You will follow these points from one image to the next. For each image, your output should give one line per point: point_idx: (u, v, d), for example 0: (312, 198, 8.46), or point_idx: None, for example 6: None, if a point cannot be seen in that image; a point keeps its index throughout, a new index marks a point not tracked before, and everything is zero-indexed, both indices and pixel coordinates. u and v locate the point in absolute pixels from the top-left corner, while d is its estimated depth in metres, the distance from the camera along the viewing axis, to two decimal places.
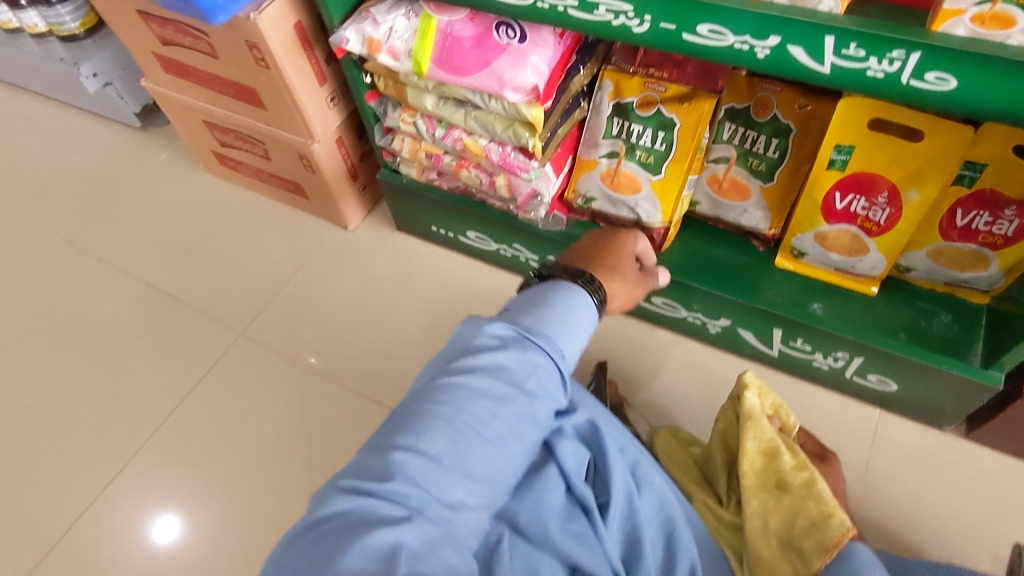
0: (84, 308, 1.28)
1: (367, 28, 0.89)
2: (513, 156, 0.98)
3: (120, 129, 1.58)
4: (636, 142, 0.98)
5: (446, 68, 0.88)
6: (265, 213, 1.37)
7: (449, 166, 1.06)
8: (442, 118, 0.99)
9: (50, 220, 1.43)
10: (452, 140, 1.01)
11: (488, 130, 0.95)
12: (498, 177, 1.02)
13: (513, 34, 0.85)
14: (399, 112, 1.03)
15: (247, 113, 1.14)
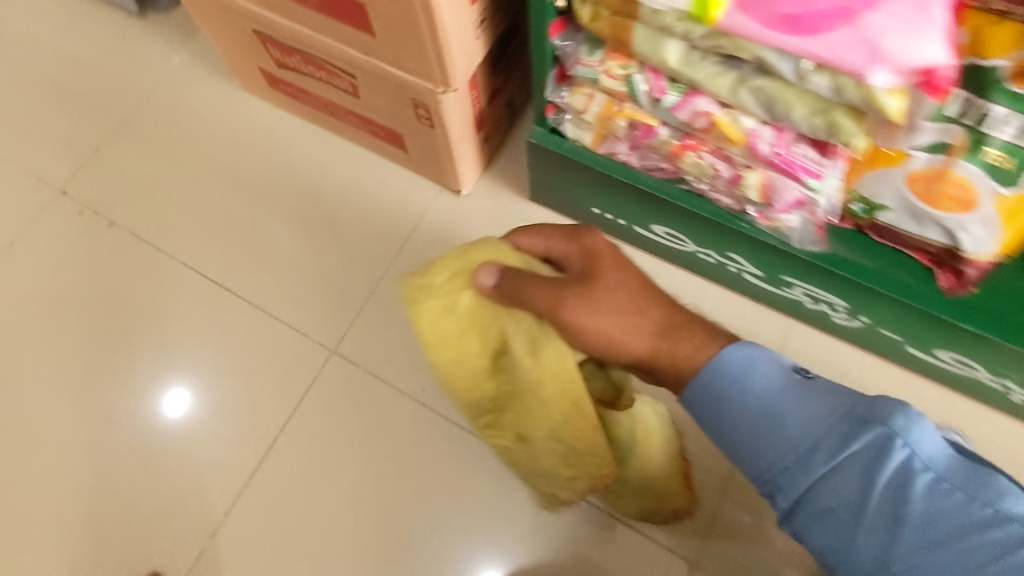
0: (104, 298, 0.94)
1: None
2: (796, 151, 0.62)
3: (109, 12, 1.12)
4: (993, 136, 0.58)
5: (758, 11, 0.49)
6: (338, 163, 1.00)
7: (664, 145, 0.69)
8: (686, 80, 0.60)
9: (30, 155, 1.03)
10: (690, 114, 0.63)
11: (773, 111, 0.58)
12: (751, 173, 0.66)
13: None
14: (605, 58, 0.64)
15: (335, 33, 0.73)
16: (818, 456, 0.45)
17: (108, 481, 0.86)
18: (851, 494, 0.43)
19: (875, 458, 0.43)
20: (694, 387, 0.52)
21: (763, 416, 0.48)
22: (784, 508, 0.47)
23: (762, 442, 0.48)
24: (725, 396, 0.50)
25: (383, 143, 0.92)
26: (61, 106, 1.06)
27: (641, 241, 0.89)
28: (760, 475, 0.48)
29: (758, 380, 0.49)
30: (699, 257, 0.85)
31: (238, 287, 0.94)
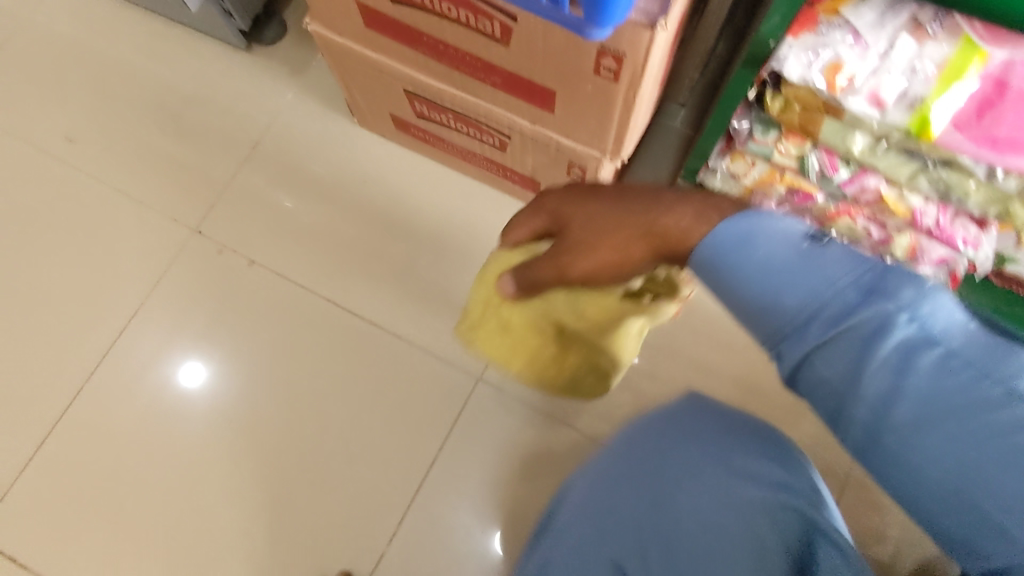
0: (255, 333, 1.01)
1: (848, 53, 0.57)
2: (956, 227, 0.69)
3: (216, 45, 1.13)
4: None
5: (975, 128, 0.55)
6: (462, 197, 1.05)
7: (820, 209, 0.76)
8: (863, 164, 0.67)
9: (160, 196, 1.07)
10: (859, 189, 0.70)
11: (947, 196, 0.65)
12: (902, 236, 0.74)
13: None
14: (780, 138, 0.69)
15: (504, 104, 0.77)
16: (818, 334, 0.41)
17: (279, 504, 0.94)
18: (847, 374, 0.40)
19: (904, 341, 0.39)
20: (698, 258, 0.47)
21: (731, 290, 0.45)
22: (785, 360, 0.43)
23: (787, 294, 0.42)
24: (734, 268, 0.45)
25: (515, 183, 0.98)
26: (183, 143, 1.09)
27: None
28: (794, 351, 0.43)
29: (760, 255, 0.44)
30: None
31: (378, 317, 1.01)
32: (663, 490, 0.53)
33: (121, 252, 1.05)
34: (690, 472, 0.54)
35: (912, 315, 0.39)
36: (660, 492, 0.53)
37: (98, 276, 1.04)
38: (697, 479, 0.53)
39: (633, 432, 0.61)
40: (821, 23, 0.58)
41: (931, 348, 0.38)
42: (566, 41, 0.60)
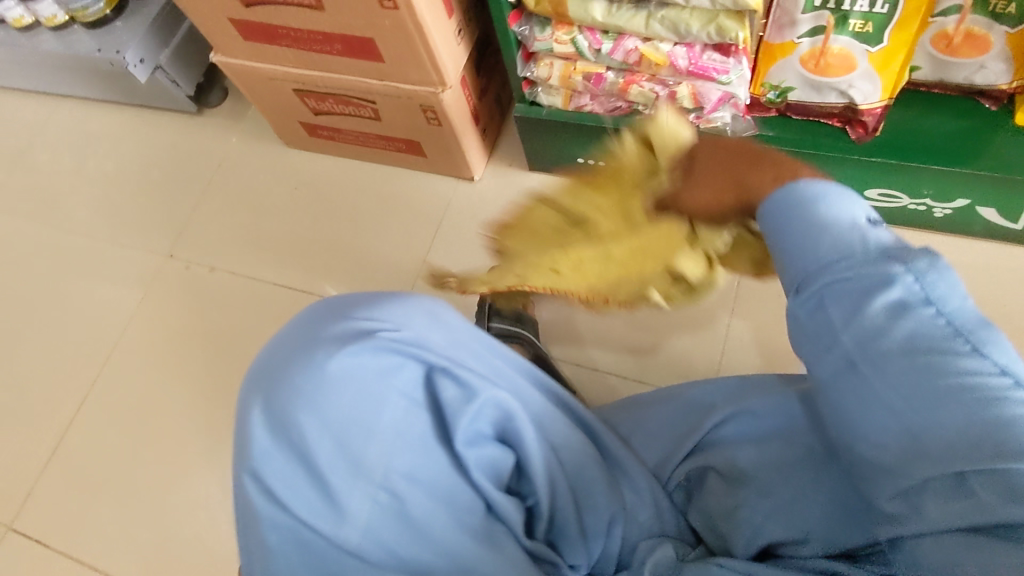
0: (219, 321, 1.20)
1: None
2: (706, 57, 0.83)
3: (175, 116, 1.42)
4: (852, 10, 0.81)
5: None
6: (374, 182, 1.26)
7: (613, 85, 0.91)
8: (613, 29, 0.83)
9: (139, 235, 1.31)
10: (624, 53, 0.86)
11: (679, 32, 0.80)
12: (680, 87, 0.88)
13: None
14: (553, 30, 0.87)
15: (354, 68, 0.98)
16: (837, 267, 0.48)
17: None
18: (849, 309, 0.47)
19: (893, 313, 0.45)
20: (776, 201, 0.52)
21: (775, 230, 0.52)
22: (810, 283, 0.49)
23: (796, 242, 0.50)
24: (786, 220, 0.51)
25: (406, 153, 1.18)
26: (156, 194, 1.35)
27: None
28: (790, 268, 0.51)
29: (825, 224, 0.49)
30: None
31: (318, 289, 1.20)
32: (340, 430, 0.47)
33: (111, 286, 1.27)
34: (365, 405, 0.48)
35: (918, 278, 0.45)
36: (394, 423, 0.49)
37: (96, 307, 1.26)
38: (377, 406, 0.49)
39: (283, 334, 0.51)
40: None
41: (971, 355, 0.44)
42: None
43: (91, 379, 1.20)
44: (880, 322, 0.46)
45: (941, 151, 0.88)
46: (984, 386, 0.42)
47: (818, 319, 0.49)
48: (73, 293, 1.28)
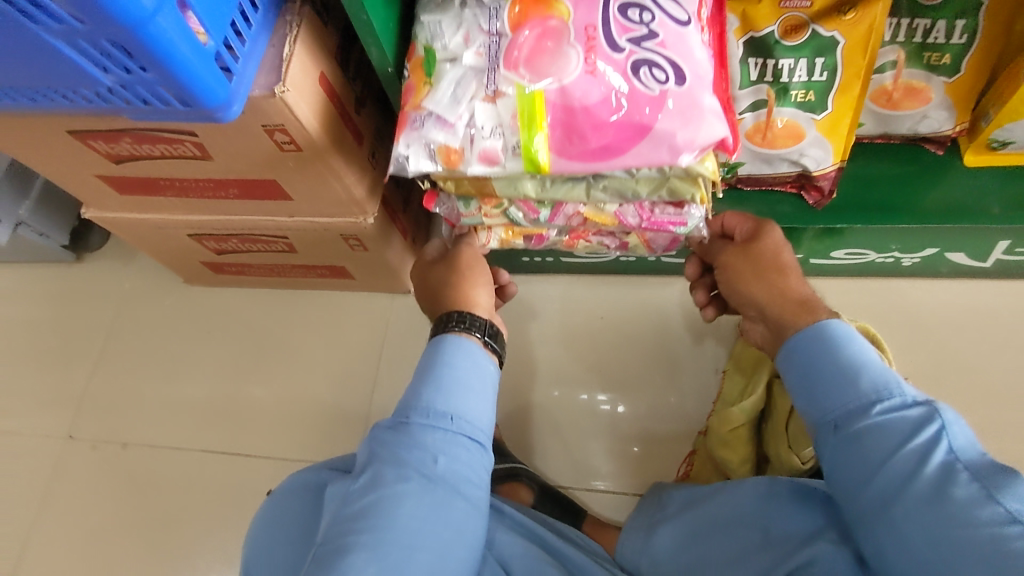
0: (140, 508, 1.02)
1: (438, 136, 0.64)
2: (659, 212, 0.75)
3: (49, 267, 1.22)
4: (792, 81, 0.78)
5: (575, 154, 0.63)
6: (299, 311, 1.12)
7: (560, 242, 0.85)
8: (549, 200, 0.74)
9: (27, 418, 1.11)
10: (565, 216, 0.77)
11: (624, 197, 0.72)
12: (631, 236, 0.82)
13: (649, 18, 0.63)
14: (481, 205, 0.77)
15: (258, 209, 0.85)
16: (878, 409, 0.57)
17: None
18: (900, 438, 0.55)
19: (917, 430, 0.55)
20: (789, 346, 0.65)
21: (805, 385, 0.62)
22: (830, 435, 0.59)
23: (833, 390, 0.60)
24: (815, 365, 0.62)
25: (331, 278, 1.05)
26: (39, 363, 1.15)
27: (569, 267, 1.03)
28: (824, 415, 0.60)
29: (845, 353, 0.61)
30: (622, 260, 0.99)
31: (253, 452, 1.04)
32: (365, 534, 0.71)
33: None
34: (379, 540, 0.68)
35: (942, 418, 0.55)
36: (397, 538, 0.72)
37: None
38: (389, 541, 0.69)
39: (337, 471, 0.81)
40: (415, 120, 0.65)
41: (952, 459, 0.53)
42: (242, 137, 0.69)
43: None
44: (890, 454, 0.55)
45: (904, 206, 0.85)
46: (980, 507, 0.50)
47: (853, 459, 0.57)
48: None
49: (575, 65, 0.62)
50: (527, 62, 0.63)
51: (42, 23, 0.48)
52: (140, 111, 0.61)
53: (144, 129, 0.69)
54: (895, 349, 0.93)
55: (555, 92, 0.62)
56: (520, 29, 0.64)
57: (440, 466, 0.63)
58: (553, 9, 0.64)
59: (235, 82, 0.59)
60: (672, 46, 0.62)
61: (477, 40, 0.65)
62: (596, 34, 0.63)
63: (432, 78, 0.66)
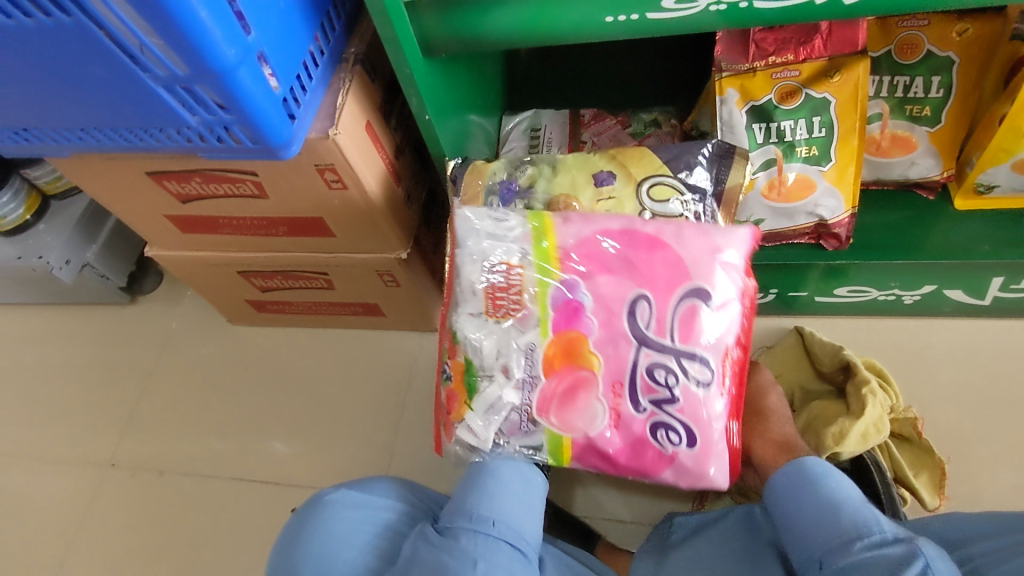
0: (173, 534, 1.07)
1: (468, 438, 0.73)
2: None
3: (104, 308, 1.32)
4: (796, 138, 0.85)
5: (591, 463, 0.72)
6: (333, 349, 1.20)
7: None
8: None
9: (74, 447, 1.18)
10: None
11: None
12: None
13: (674, 382, 0.68)
14: None
15: (304, 245, 0.94)
16: (860, 544, 0.57)
17: None
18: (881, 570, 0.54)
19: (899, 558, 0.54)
20: (780, 489, 0.68)
21: (795, 523, 0.64)
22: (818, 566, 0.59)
23: (818, 528, 0.62)
24: (802, 503, 0.65)
25: (364, 315, 1.13)
26: (88, 396, 1.23)
27: None
28: (810, 555, 0.61)
29: (828, 493, 0.64)
30: None
31: (283, 480, 1.09)
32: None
33: (43, 512, 1.12)
34: None
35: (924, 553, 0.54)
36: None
37: (27, 541, 1.10)
38: None
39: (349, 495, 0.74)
40: (453, 425, 0.74)
41: None
42: (297, 175, 0.78)
43: None
44: None
45: (900, 244, 0.90)
46: None
47: None
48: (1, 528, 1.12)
49: (603, 425, 0.69)
50: (560, 409, 0.70)
51: (149, 72, 0.59)
52: (215, 149, 0.71)
53: (213, 169, 0.79)
54: (902, 384, 0.96)
55: (581, 439, 0.70)
56: (553, 376, 0.70)
57: (479, 571, 0.62)
58: (584, 360, 0.70)
59: (298, 125, 0.69)
60: (691, 413, 0.68)
61: (513, 374, 0.71)
62: (620, 391, 0.69)
63: (470, 397, 0.72)
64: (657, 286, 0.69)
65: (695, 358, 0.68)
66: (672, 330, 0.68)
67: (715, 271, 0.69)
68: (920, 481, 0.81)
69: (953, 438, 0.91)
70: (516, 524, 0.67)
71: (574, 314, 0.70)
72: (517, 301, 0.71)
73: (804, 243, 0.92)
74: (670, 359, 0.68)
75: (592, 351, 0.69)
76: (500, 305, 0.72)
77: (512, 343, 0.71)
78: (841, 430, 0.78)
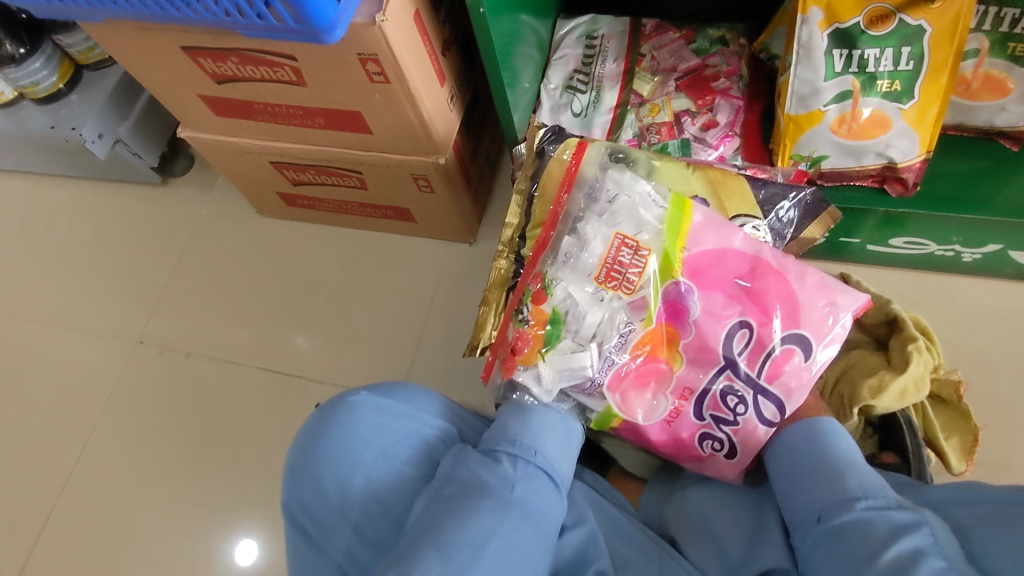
0: (197, 414, 1.10)
1: (527, 382, 0.69)
2: None
3: (136, 186, 1.31)
4: (878, 70, 0.77)
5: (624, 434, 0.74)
6: (360, 251, 1.18)
7: None
8: None
9: (103, 321, 1.20)
10: None
11: None
12: None
13: (742, 409, 0.69)
14: None
15: (340, 140, 0.90)
16: (863, 503, 0.56)
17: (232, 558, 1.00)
18: (882, 533, 0.53)
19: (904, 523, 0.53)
20: (785, 439, 0.67)
21: (794, 475, 0.63)
22: (818, 522, 0.58)
23: (821, 484, 0.60)
24: (805, 456, 0.63)
25: (395, 219, 1.10)
26: (119, 274, 1.24)
27: None
28: (807, 509, 0.59)
29: (832, 450, 0.62)
30: None
31: (305, 374, 1.11)
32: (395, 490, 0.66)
33: (74, 382, 1.15)
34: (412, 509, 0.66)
35: (928, 524, 0.52)
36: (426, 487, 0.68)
37: (58, 407, 1.14)
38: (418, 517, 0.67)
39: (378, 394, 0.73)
40: (519, 366, 0.70)
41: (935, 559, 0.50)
42: (339, 64, 0.74)
43: (58, 488, 1.08)
44: (876, 543, 0.52)
45: (972, 198, 0.84)
46: None
47: (837, 547, 0.54)
48: (34, 391, 1.16)
49: (663, 413, 0.70)
50: (628, 386, 0.70)
51: None
52: (254, 27, 0.67)
53: (250, 49, 0.75)
54: (944, 344, 0.92)
55: (633, 416, 0.70)
56: (638, 360, 0.69)
57: (518, 495, 0.61)
58: (667, 356, 0.70)
59: (343, 8, 0.64)
60: (745, 439, 0.69)
61: (606, 348, 0.69)
62: (691, 395, 0.70)
63: (547, 347, 0.69)
64: (767, 318, 0.68)
65: (772, 397, 0.68)
66: (764, 361, 0.68)
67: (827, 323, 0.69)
68: (949, 444, 0.79)
69: (989, 405, 0.89)
70: (554, 459, 0.66)
71: (680, 314, 0.69)
72: (636, 282, 0.69)
73: (866, 185, 0.86)
74: (748, 390, 0.69)
75: (681, 353, 0.70)
76: (612, 275, 0.69)
77: (616, 315, 0.69)
78: (880, 383, 0.75)
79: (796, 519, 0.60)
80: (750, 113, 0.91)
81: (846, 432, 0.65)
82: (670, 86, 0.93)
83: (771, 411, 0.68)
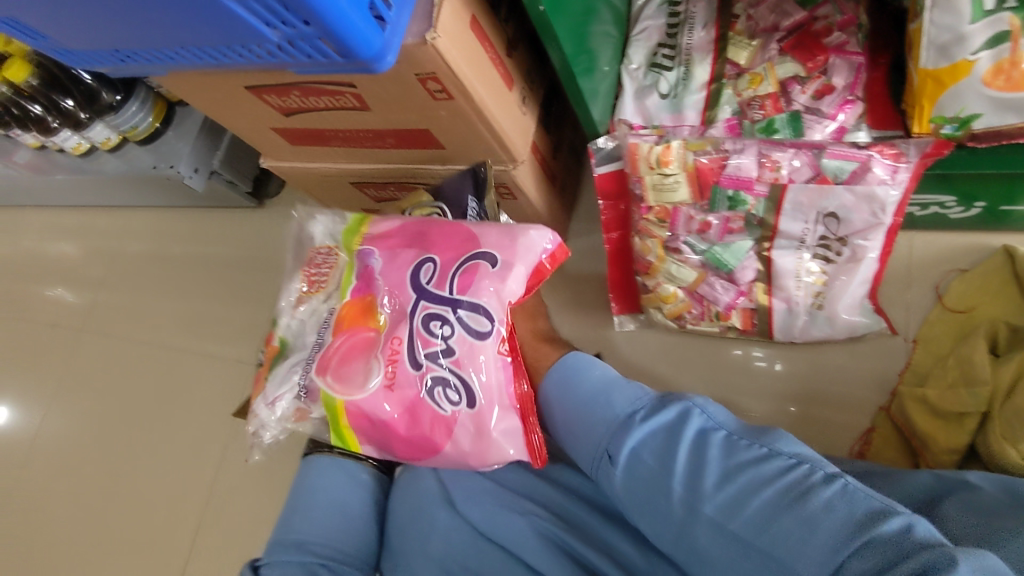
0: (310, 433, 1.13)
1: (284, 406, 0.79)
2: (718, 284, 0.84)
3: (237, 211, 1.35)
4: None
5: (374, 435, 0.77)
6: None
7: (718, 313, 0.86)
8: (675, 278, 0.85)
9: (221, 346, 1.26)
10: (721, 297, 0.85)
11: (683, 277, 0.85)
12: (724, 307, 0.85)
13: (449, 331, 0.74)
14: (654, 279, 0.87)
15: (413, 156, 0.86)
16: (639, 415, 0.66)
17: None
18: (667, 438, 0.63)
19: (756, 462, 0.58)
20: (548, 390, 0.77)
21: (569, 424, 0.73)
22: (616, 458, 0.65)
23: (597, 417, 0.69)
24: (569, 394, 0.74)
25: None
26: (231, 298, 1.29)
27: None
28: (599, 450, 0.67)
29: (587, 382, 0.73)
30: None
31: None
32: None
33: (203, 404, 1.23)
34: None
35: (697, 406, 0.65)
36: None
37: (193, 429, 1.22)
38: None
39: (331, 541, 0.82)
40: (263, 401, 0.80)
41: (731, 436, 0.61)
42: (399, 86, 0.69)
43: (199, 507, 1.15)
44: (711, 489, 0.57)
45: None
46: (828, 493, 0.52)
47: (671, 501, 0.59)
48: (167, 414, 1.24)
49: (387, 371, 0.75)
50: (338, 368, 0.76)
51: None
52: (304, 64, 0.63)
53: (310, 82, 0.72)
54: None
55: (360, 396, 0.74)
56: (346, 332, 0.77)
57: None
58: (372, 320, 0.77)
59: (391, 31, 0.59)
60: (467, 363, 0.73)
61: (315, 338, 0.81)
62: (400, 354, 0.75)
63: (271, 371, 0.82)
64: (444, 249, 0.77)
65: (472, 308, 0.73)
66: (451, 279, 0.75)
67: (504, 236, 0.76)
68: None
69: None
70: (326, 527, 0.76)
71: (370, 281, 0.79)
72: (326, 278, 0.84)
73: None
74: (447, 310, 0.74)
75: (381, 315, 0.77)
76: (314, 282, 0.84)
77: (323, 311, 0.82)
78: None
79: (593, 467, 0.68)
80: (874, 69, 0.77)
81: (587, 357, 0.76)
82: (772, 50, 0.80)
83: (468, 325, 0.73)
